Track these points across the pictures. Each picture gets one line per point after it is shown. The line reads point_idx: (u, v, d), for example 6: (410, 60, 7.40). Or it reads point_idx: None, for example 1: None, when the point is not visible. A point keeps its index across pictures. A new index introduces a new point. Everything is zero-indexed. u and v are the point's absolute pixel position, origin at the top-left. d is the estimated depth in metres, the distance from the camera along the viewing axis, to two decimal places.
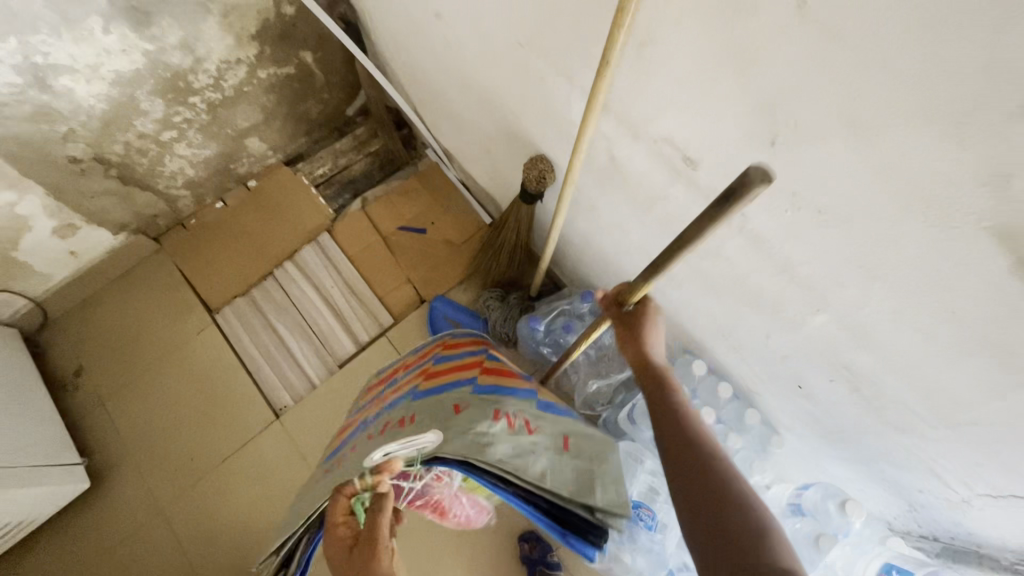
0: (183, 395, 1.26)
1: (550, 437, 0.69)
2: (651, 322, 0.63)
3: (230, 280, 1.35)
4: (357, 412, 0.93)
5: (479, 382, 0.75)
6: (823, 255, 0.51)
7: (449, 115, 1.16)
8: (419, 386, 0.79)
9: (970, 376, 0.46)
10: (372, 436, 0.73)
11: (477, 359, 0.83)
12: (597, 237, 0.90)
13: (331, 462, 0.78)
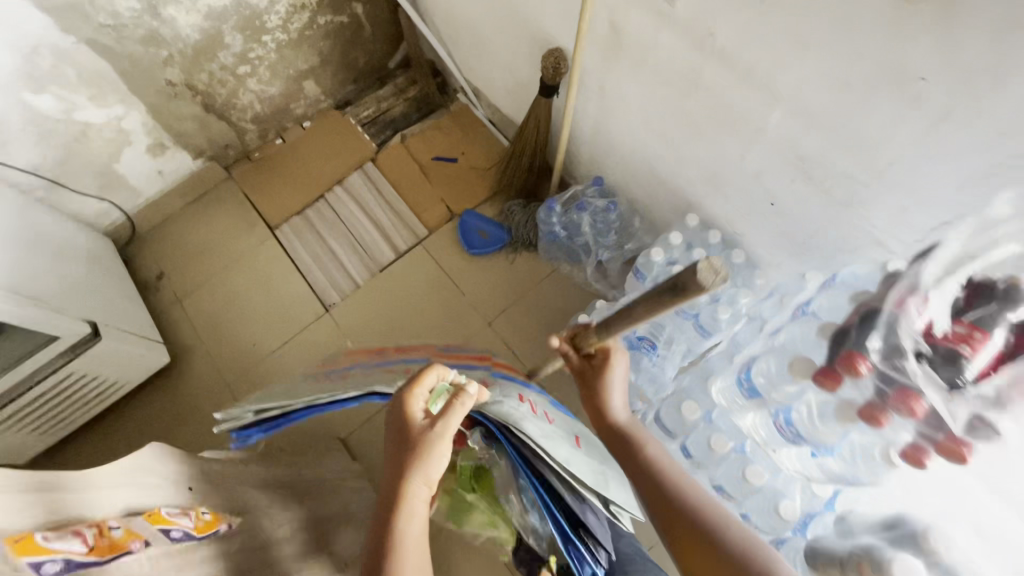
0: (245, 294, 1.46)
1: (565, 432, 0.80)
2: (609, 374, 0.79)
3: (287, 202, 1.55)
4: (358, 356, 0.99)
5: (493, 369, 0.90)
6: (771, 46, 0.66)
7: (479, 46, 1.35)
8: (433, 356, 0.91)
9: (889, 114, 0.59)
10: (391, 370, 0.82)
11: (483, 356, 0.99)
12: (605, 119, 1.06)
13: (329, 377, 0.83)
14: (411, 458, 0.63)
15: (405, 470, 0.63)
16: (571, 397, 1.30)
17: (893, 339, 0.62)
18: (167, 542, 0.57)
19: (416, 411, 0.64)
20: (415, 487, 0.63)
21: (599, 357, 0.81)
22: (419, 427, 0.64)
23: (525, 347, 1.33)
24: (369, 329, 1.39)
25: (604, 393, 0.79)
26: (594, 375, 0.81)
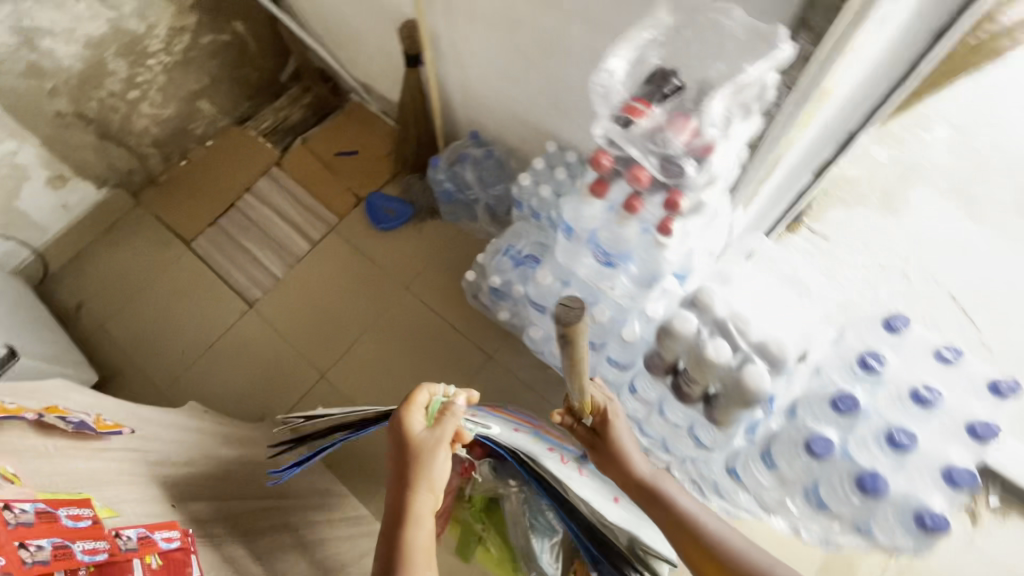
0: (168, 307, 1.50)
1: (603, 490, 0.91)
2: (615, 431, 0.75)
3: (199, 215, 1.61)
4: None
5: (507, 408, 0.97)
6: None
7: (354, 41, 1.46)
8: None
9: None
10: None
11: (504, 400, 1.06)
12: (467, 77, 1.19)
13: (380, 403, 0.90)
14: (418, 467, 0.65)
15: (413, 479, 0.65)
16: (490, 337, 1.35)
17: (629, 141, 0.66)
18: (68, 427, 0.62)
19: (415, 423, 0.66)
20: (424, 491, 0.65)
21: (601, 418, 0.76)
22: (418, 440, 0.66)
23: (442, 302, 1.41)
24: (295, 316, 1.45)
25: (626, 455, 0.75)
26: (608, 446, 0.76)
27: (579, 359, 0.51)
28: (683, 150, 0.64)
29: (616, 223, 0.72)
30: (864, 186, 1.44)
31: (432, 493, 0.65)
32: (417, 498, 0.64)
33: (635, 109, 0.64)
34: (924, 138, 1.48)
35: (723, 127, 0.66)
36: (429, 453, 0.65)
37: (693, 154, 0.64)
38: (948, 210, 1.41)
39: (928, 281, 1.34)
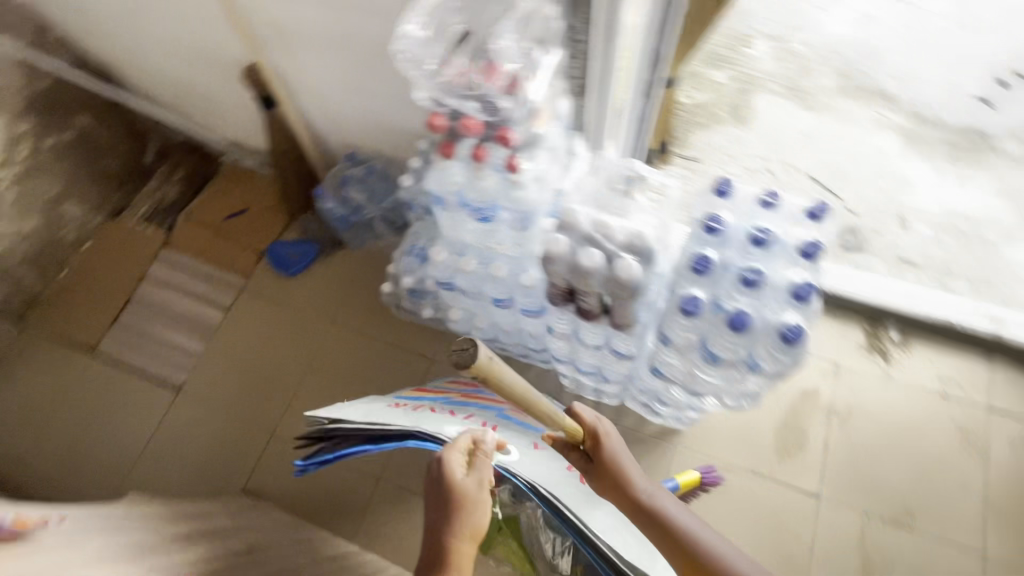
0: (89, 419, 1.41)
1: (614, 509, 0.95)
2: (606, 451, 0.84)
3: (96, 319, 1.52)
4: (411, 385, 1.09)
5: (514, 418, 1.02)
6: None
7: (207, 102, 1.45)
8: (450, 398, 1.02)
9: None
10: (440, 410, 0.91)
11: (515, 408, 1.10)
12: (325, 102, 1.22)
13: (402, 404, 0.91)
14: (462, 514, 0.70)
15: (458, 526, 0.70)
16: (428, 341, 1.38)
17: (449, 91, 0.74)
18: None
19: (457, 466, 0.71)
20: (467, 534, 0.71)
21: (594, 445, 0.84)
22: (459, 480, 0.71)
23: (372, 325, 1.41)
24: (228, 384, 1.41)
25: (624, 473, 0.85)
26: (607, 470, 0.85)
27: (506, 372, 0.53)
28: (497, 90, 0.70)
29: (475, 177, 0.74)
30: (714, 107, 1.63)
31: (472, 538, 0.71)
32: (461, 543, 0.70)
33: (448, 63, 0.74)
34: (749, 54, 1.71)
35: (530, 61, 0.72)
36: (474, 498, 0.71)
37: (506, 92, 0.70)
38: (785, 109, 1.60)
39: (788, 171, 1.50)
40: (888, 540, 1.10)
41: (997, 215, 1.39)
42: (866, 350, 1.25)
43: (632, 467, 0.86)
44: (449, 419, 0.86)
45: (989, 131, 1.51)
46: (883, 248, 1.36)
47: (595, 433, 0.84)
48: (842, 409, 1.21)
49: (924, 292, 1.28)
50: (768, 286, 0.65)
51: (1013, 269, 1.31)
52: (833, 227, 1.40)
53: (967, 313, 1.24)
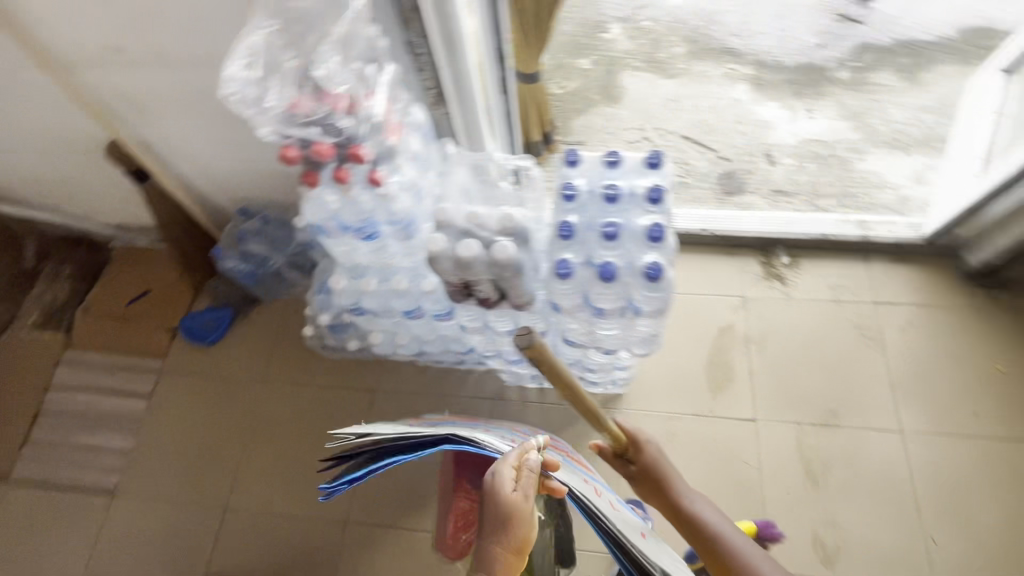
0: (19, 551, 1.29)
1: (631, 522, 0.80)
2: (644, 455, 0.91)
3: (5, 445, 1.40)
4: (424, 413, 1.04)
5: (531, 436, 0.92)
6: (208, 28, 0.88)
7: (78, 190, 1.39)
8: (456, 419, 0.94)
9: None
10: (459, 425, 0.84)
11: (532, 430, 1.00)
12: (202, 162, 1.21)
13: (419, 424, 0.85)
14: (508, 527, 0.66)
15: (503, 539, 0.66)
16: (367, 374, 1.37)
17: (294, 125, 0.75)
18: None
19: (509, 475, 0.67)
20: (513, 549, 0.66)
21: (638, 454, 0.91)
22: (510, 492, 0.66)
23: (306, 372, 1.39)
24: (168, 472, 1.34)
25: (668, 478, 0.90)
26: (654, 477, 0.91)
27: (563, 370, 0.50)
28: (337, 112, 0.75)
29: (347, 199, 0.76)
30: (586, 92, 1.75)
31: (517, 552, 0.66)
32: (505, 558, 0.65)
33: (288, 101, 0.74)
34: (606, 37, 1.86)
35: (366, 79, 0.78)
36: (522, 510, 0.67)
37: (347, 112, 0.76)
38: (648, 81, 1.74)
39: (663, 136, 1.63)
40: (824, 441, 1.20)
41: (844, 135, 1.56)
42: (765, 279, 1.37)
43: (673, 472, 0.91)
44: (477, 430, 0.81)
45: (821, 63, 1.70)
46: (759, 185, 1.51)
47: (635, 442, 0.91)
48: (756, 337, 1.31)
49: (798, 217, 1.42)
50: (629, 236, 0.67)
51: (868, 179, 1.48)
52: (712, 175, 1.54)
53: (838, 225, 1.38)
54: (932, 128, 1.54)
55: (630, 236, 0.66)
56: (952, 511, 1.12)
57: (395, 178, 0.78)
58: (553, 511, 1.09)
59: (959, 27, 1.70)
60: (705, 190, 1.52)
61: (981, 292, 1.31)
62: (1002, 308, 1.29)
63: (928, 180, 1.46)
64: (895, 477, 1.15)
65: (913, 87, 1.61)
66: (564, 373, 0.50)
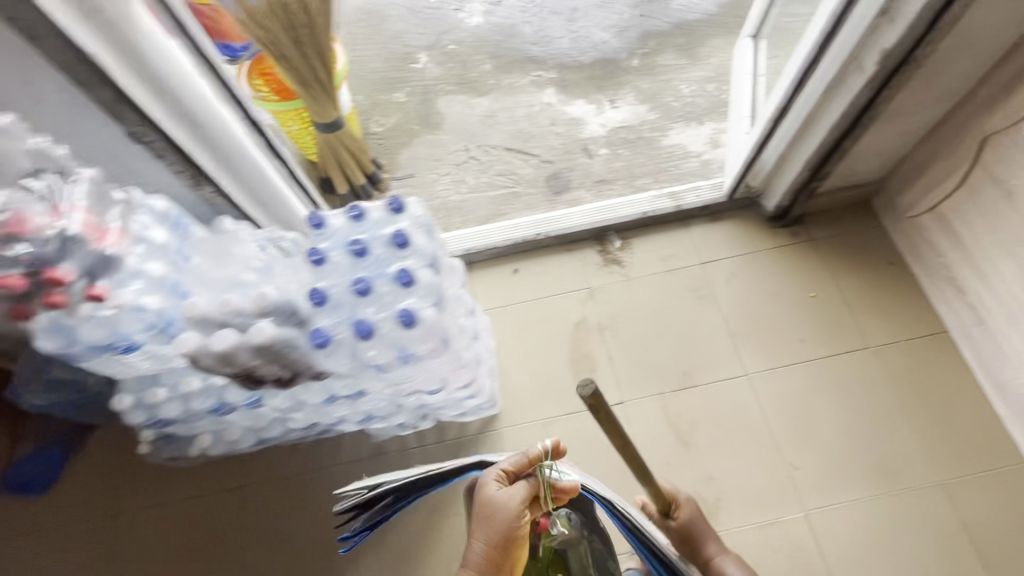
0: None
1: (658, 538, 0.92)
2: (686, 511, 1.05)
3: None
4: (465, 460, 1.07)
5: None
6: None
7: None
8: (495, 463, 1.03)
9: None
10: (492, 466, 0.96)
11: None
12: None
13: None
14: (488, 522, 0.80)
15: (485, 534, 0.80)
16: (234, 471, 1.27)
17: None
18: None
19: (496, 477, 0.83)
20: (493, 541, 0.79)
21: (681, 513, 1.05)
22: (494, 491, 0.82)
23: (165, 490, 1.26)
24: None
25: (707, 538, 1.02)
26: (692, 541, 1.03)
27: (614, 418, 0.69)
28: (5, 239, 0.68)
29: (75, 322, 0.71)
30: (406, 124, 1.76)
31: (499, 547, 0.80)
32: (486, 549, 0.79)
33: None
34: (416, 67, 1.88)
35: (51, 196, 0.72)
36: (504, 508, 0.81)
37: (17, 237, 0.68)
38: (464, 102, 1.78)
39: (488, 152, 1.67)
40: (685, 403, 1.27)
41: (645, 117, 1.69)
42: (604, 266, 1.45)
43: (709, 533, 1.04)
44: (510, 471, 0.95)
45: (615, 55, 1.83)
46: (582, 179, 1.60)
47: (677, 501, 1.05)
48: (608, 323, 1.38)
49: (620, 202, 1.50)
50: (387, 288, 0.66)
51: (672, 152, 1.61)
52: (540, 179, 1.61)
53: (654, 201, 1.48)
54: (716, 95, 1.71)
55: (381, 288, 0.64)
56: (803, 435, 1.22)
57: (130, 287, 0.73)
58: (582, 525, 0.96)
59: (720, 2, 1.91)
60: (536, 195, 1.58)
61: (783, 231, 1.45)
62: (804, 241, 1.43)
63: (722, 142, 1.62)
64: (749, 417, 1.25)
65: (693, 63, 1.79)
66: (617, 424, 0.71)
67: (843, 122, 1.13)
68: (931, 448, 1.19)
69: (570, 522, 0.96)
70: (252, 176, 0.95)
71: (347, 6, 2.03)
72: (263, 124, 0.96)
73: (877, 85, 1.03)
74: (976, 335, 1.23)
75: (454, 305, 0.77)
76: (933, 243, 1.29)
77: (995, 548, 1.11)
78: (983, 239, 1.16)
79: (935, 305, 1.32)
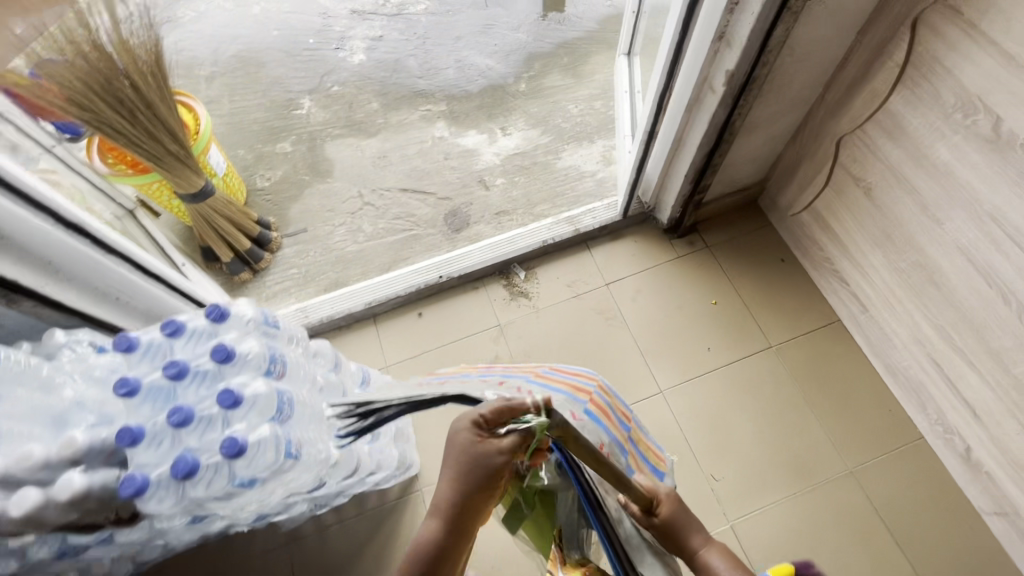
0: None
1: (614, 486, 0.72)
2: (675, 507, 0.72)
3: None
4: (465, 366, 0.84)
5: (603, 421, 0.76)
6: None
7: None
8: (529, 376, 0.78)
9: None
10: (499, 381, 0.72)
11: (588, 386, 0.79)
12: None
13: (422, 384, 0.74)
14: (462, 471, 0.59)
15: (455, 486, 0.59)
16: None
17: None
18: None
19: (477, 421, 0.58)
20: (464, 491, 0.59)
21: (664, 506, 0.72)
22: (472, 437, 0.58)
23: None
24: None
25: (691, 532, 0.70)
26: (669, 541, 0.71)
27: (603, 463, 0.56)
28: None
29: None
30: (294, 175, 1.67)
31: (471, 500, 0.60)
32: (451, 495, 0.60)
33: None
34: (299, 114, 1.80)
35: None
36: (472, 457, 0.58)
37: None
38: (353, 145, 1.72)
39: (382, 195, 1.61)
40: None
41: (537, 141, 1.68)
42: (511, 300, 1.42)
43: (695, 525, 0.72)
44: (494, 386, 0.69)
45: (502, 81, 1.82)
46: (480, 212, 1.57)
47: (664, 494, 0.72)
48: (522, 359, 1.35)
49: (520, 233, 1.48)
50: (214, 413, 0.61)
51: (567, 175, 1.61)
52: (439, 217, 1.57)
53: (553, 227, 1.47)
54: (604, 112, 1.73)
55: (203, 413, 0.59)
56: (721, 444, 1.24)
57: None
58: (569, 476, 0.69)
59: (598, 18, 1.94)
60: (436, 235, 1.54)
61: (680, 242, 1.48)
62: (701, 249, 1.46)
63: (613, 160, 1.64)
64: (669, 436, 1.25)
65: (579, 82, 1.80)
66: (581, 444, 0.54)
67: (708, 140, 1.15)
68: (840, 438, 1.23)
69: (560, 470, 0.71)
70: (87, 280, 0.87)
71: (221, 58, 1.94)
72: (94, 224, 0.87)
73: (731, 105, 1.06)
74: (863, 322, 1.28)
75: (312, 406, 0.72)
76: (815, 238, 1.35)
77: (904, 524, 1.15)
78: (854, 233, 1.22)
79: (825, 296, 1.37)
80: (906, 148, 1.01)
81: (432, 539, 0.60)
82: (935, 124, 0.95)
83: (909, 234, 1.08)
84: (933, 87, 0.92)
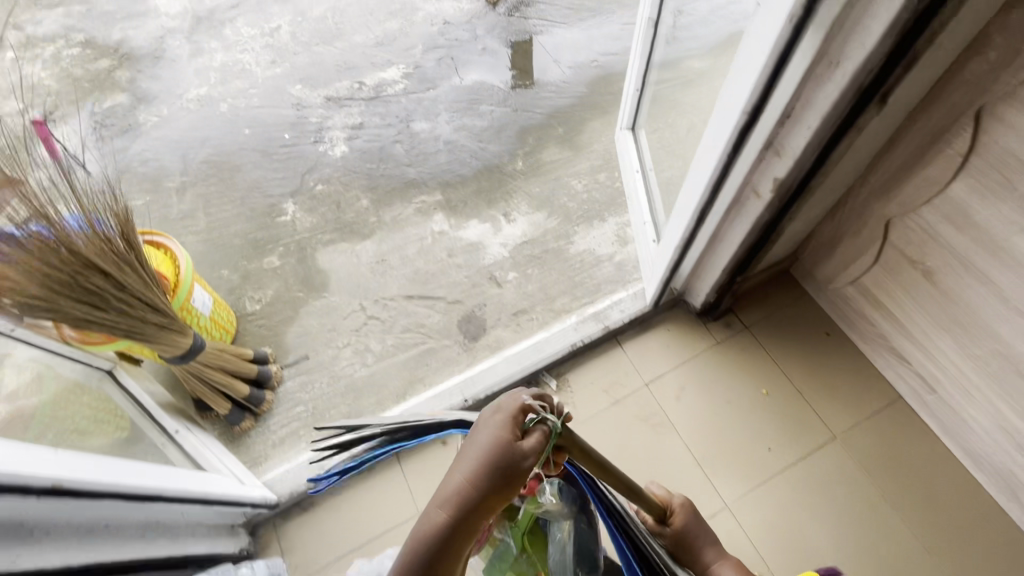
0: None
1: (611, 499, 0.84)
2: (687, 518, 0.97)
3: None
4: None
5: None
6: None
7: None
8: None
9: None
10: None
11: None
12: None
13: None
14: (485, 455, 0.52)
15: (474, 470, 0.51)
16: None
17: None
18: None
19: (512, 407, 0.55)
20: (482, 480, 0.51)
21: (676, 516, 0.97)
22: (502, 425, 0.54)
23: None
24: None
25: (702, 542, 0.95)
26: (686, 549, 0.94)
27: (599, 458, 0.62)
28: None
29: None
30: (286, 293, 1.53)
31: (490, 491, 0.51)
32: (466, 491, 0.51)
33: None
34: (283, 221, 1.66)
35: None
36: (500, 450, 0.52)
37: None
38: (348, 251, 1.59)
39: (387, 305, 1.48)
40: None
41: (546, 226, 1.57)
42: None
43: (707, 539, 0.96)
44: None
45: (496, 161, 1.72)
46: (496, 313, 1.45)
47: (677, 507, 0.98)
48: None
49: (544, 337, 1.37)
50: None
51: (581, 261, 1.51)
52: (452, 326, 1.44)
53: (581, 326, 1.36)
54: (610, 185, 1.63)
55: None
56: (797, 556, 1.13)
57: None
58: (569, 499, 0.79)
59: (588, 81, 1.86)
60: (452, 348, 1.41)
61: (715, 325, 1.37)
62: (739, 331, 1.36)
63: (628, 238, 1.54)
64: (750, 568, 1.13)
65: (577, 153, 1.71)
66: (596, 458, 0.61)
67: (750, 238, 1.05)
68: (927, 537, 1.12)
69: (559, 495, 0.79)
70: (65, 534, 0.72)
71: (191, 166, 1.80)
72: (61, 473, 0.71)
73: (777, 208, 0.96)
74: (932, 403, 1.18)
75: None
76: (862, 312, 1.25)
77: None
78: (913, 314, 1.12)
79: (879, 368, 1.28)
80: (976, 238, 0.92)
81: (433, 529, 0.50)
82: (1011, 218, 0.85)
83: (985, 323, 0.98)
84: (1005, 181, 0.82)
